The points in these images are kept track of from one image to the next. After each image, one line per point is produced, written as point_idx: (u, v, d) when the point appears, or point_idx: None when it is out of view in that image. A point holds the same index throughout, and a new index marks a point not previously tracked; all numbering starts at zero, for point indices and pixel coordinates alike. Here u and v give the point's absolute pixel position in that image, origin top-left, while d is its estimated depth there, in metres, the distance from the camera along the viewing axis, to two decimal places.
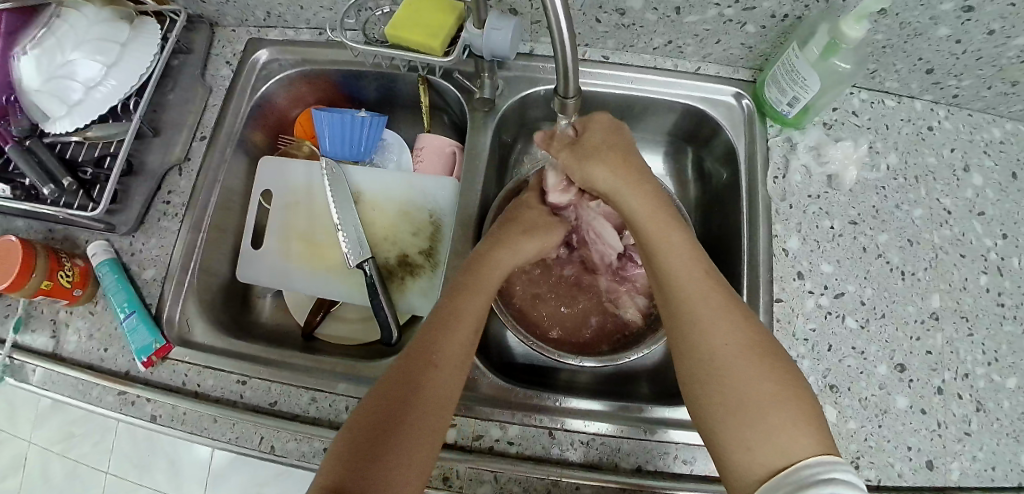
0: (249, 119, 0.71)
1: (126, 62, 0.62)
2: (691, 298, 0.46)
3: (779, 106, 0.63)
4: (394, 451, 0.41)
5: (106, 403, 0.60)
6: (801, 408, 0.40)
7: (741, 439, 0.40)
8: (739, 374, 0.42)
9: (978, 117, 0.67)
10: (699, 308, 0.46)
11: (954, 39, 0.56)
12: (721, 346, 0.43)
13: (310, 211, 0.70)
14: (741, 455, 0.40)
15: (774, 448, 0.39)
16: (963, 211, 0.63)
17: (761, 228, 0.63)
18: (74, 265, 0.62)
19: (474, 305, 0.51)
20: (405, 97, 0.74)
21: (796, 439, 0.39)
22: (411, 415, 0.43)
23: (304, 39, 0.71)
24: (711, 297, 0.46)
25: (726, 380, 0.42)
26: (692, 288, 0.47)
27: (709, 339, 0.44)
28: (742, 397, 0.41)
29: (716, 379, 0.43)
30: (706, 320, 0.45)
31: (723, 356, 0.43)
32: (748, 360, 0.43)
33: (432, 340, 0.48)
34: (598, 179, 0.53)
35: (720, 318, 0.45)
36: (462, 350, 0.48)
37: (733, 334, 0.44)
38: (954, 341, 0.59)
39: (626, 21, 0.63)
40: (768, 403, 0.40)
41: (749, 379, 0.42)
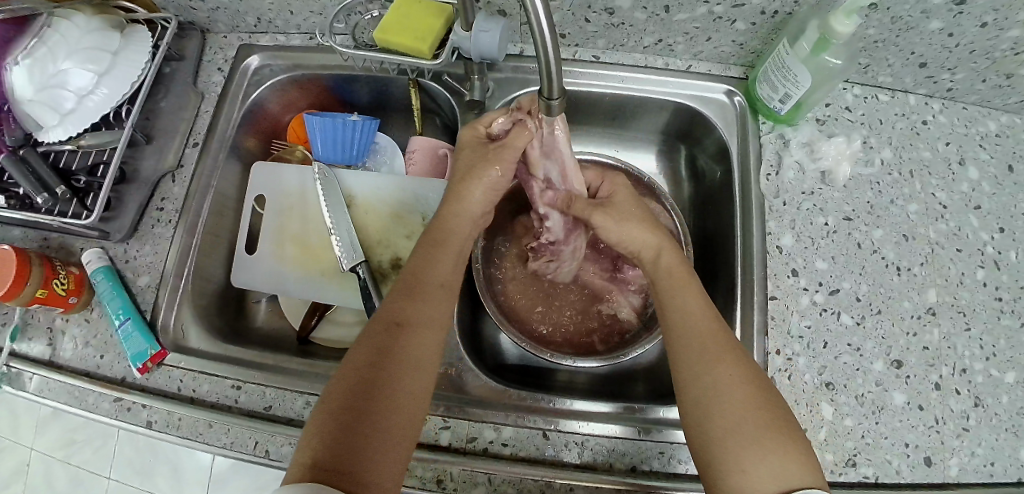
0: (242, 125, 0.71)
1: (118, 70, 0.62)
2: (696, 331, 0.47)
3: (771, 103, 0.63)
4: (377, 426, 0.41)
5: (103, 410, 0.60)
6: (792, 438, 0.41)
7: (736, 463, 0.40)
8: (737, 404, 0.42)
9: (973, 111, 0.66)
10: (703, 341, 0.46)
11: (946, 32, 0.56)
12: (723, 377, 0.44)
13: (303, 216, 0.70)
14: (734, 477, 0.40)
15: (767, 473, 0.39)
16: (960, 204, 0.63)
17: (754, 225, 0.63)
18: (69, 273, 0.62)
19: (443, 273, 0.52)
20: (397, 100, 0.74)
21: (789, 467, 0.39)
22: (391, 386, 0.43)
23: (295, 44, 0.71)
24: (716, 334, 0.46)
25: (724, 404, 0.43)
26: (699, 322, 0.47)
27: (712, 370, 0.44)
28: (739, 423, 0.41)
29: (714, 402, 0.43)
30: (710, 352, 0.45)
31: (725, 385, 0.43)
32: (748, 391, 0.43)
33: (405, 310, 0.48)
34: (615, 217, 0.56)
35: (722, 349, 0.45)
36: (434, 317, 0.49)
37: (734, 366, 0.44)
38: (952, 336, 0.59)
39: (615, 20, 0.63)
40: (763, 432, 0.41)
41: (747, 408, 0.42)
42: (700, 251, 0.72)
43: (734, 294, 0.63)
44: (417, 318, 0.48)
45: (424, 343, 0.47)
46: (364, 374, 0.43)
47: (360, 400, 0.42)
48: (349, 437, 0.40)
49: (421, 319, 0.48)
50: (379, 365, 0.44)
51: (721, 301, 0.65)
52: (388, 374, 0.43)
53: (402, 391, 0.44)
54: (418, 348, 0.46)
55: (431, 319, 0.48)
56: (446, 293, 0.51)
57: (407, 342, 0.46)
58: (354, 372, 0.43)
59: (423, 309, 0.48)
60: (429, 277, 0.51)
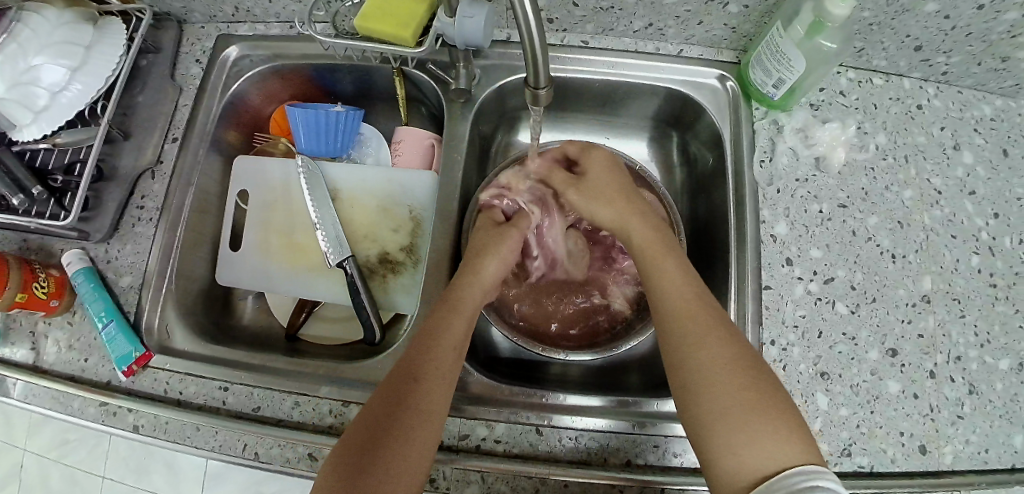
0: (222, 118, 0.69)
1: (91, 65, 0.60)
2: (679, 315, 0.47)
3: (764, 88, 0.62)
4: (394, 445, 0.42)
5: (89, 415, 0.59)
6: (784, 419, 0.40)
7: (728, 445, 0.40)
8: (721, 385, 0.42)
9: (968, 94, 0.65)
10: (685, 324, 0.46)
11: (942, 15, 0.55)
12: (706, 359, 0.43)
13: (288, 211, 0.68)
14: (728, 460, 0.40)
15: (759, 453, 0.39)
16: (954, 190, 0.62)
17: (748, 214, 0.61)
18: (49, 276, 0.61)
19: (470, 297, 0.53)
20: (382, 90, 0.71)
21: (782, 448, 0.39)
22: (409, 405, 0.44)
23: (276, 33, 0.69)
24: (700, 317, 0.46)
25: (705, 388, 0.42)
26: (681, 304, 0.47)
27: (696, 353, 0.44)
28: (725, 405, 0.41)
29: (699, 386, 0.43)
30: (694, 336, 0.45)
31: (710, 369, 0.43)
32: (733, 371, 0.43)
33: (427, 332, 0.49)
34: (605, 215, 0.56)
35: (711, 332, 0.45)
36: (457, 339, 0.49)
37: (719, 346, 0.44)
38: (946, 324, 0.58)
39: (604, 4, 0.61)
40: (753, 414, 0.40)
41: (733, 389, 0.42)
42: (694, 240, 0.71)
43: (727, 284, 0.62)
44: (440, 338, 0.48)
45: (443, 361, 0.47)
46: (386, 395, 0.45)
47: (382, 420, 0.43)
48: (370, 455, 0.41)
49: (444, 337, 0.49)
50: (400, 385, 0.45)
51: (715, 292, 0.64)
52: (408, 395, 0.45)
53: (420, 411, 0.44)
54: (437, 372, 0.47)
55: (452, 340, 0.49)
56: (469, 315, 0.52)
57: (428, 361, 0.47)
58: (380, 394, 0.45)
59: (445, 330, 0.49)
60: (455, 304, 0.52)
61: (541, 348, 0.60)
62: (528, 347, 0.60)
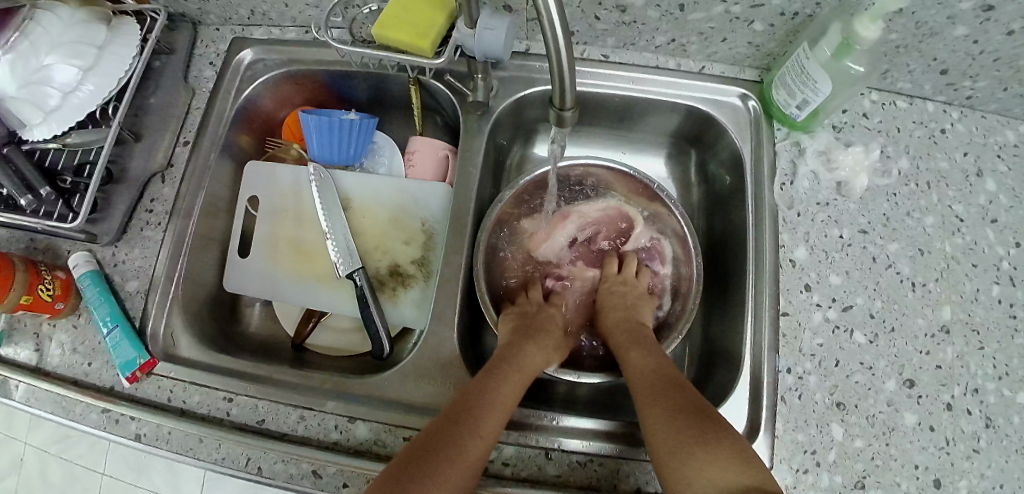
0: (234, 123, 0.68)
1: (103, 65, 0.59)
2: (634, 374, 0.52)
3: (787, 108, 0.60)
4: (438, 481, 0.40)
5: (91, 421, 0.58)
6: (727, 447, 0.42)
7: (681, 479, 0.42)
8: (662, 426, 0.45)
9: (992, 120, 0.64)
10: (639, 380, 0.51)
11: (971, 39, 0.53)
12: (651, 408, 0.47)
13: (298, 218, 0.67)
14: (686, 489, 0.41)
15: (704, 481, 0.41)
16: (976, 218, 0.61)
17: (766, 237, 0.60)
18: (55, 278, 0.60)
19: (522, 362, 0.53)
20: (397, 98, 0.71)
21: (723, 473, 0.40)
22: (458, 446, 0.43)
23: (291, 38, 0.68)
24: (652, 373, 0.51)
25: (651, 432, 0.45)
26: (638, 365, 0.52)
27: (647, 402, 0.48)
28: (663, 444, 0.44)
29: (647, 432, 0.46)
30: (644, 391, 0.49)
31: (652, 414, 0.46)
32: (674, 410, 0.46)
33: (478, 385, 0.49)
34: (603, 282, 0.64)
35: (659, 383, 0.49)
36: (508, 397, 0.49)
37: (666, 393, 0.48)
38: (965, 355, 0.57)
39: (625, 19, 0.60)
40: (693, 446, 0.42)
41: (672, 425, 0.44)
42: (708, 260, 0.69)
43: (742, 307, 0.61)
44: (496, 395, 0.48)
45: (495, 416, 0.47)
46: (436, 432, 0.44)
47: (427, 453, 0.42)
48: (409, 482, 0.40)
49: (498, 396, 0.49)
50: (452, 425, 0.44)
51: (729, 314, 0.63)
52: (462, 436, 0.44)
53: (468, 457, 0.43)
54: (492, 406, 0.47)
55: (504, 398, 0.49)
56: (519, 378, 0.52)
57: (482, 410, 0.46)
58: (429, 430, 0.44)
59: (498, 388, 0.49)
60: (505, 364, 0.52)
61: (551, 368, 0.58)
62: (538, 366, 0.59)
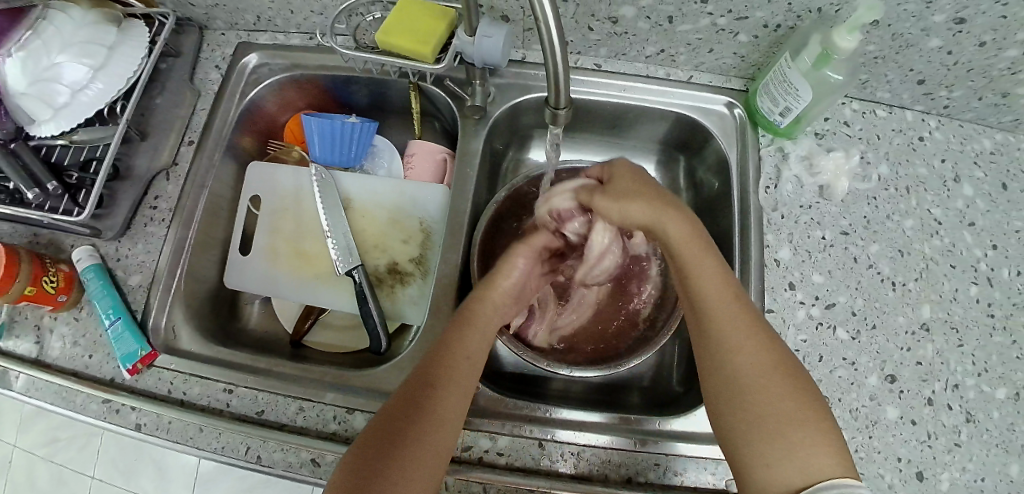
0: (239, 124, 0.71)
1: (113, 65, 0.61)
2: (714, 320, 0.48)
3: (770, 116, 0.63)
4: (402, 470, 0.42)
5: (90, 412, 0.59)
6: (827, 439, 0.41)
7: (761, 456, 0.42)
8: (758, 396, 0.43)
9: (968, 128, 0.67)
10: (728, 329, 0.47)
11: (945, 50, 0.56)
12: (746, 367, 0.45)
13: (299, 218, 0.69)
14: (760, 468, 0.41)
15: (793, 465, 0.40)
16: (954, 221, 0.63)
17: (752, 237, 0.63)
18: (58, 271, 0.61)
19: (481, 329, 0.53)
20: (397, 102, 0.73)
21: (818, 463, 0.40)
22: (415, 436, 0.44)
23: (295, 44, 0.70)
24: (743, 325, 0.47)
25: (739, 402, 0.44)
26: (718, 308, 0.48)
27: (735, 360, 0.46)
28: (748, 416, 0.43)
29: (731, 397, 0.45)
30: (721, 347, 0.46)
31: (744, 380, 0.44)
32: (767, 384, 0.44)
33: (436, 363, 0.49)
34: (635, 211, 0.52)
35: (741, 344, 0.46)
36: (466, 373, 0.49)
37: (762, 355, 0.45)
38: (944, 352, 0.59)
39: (619, 29, 0.63)
40: (792, 428, 0.42)
41: (771, 403, 0.43)
42: None
43: None
44: (450, 374, 0.48)
45: (452, 395, 0.47)
46: (391, 424, 0.44)
47: (382, 447, 0.43)
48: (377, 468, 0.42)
49: (457, 371, 0.49)
50: (402, 416, 0.45)
51: None
52: (417, 424, 0.44)
53: (427, 447, 0.44)
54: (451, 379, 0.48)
55: (459, 373, 0.49)
56: (479, 348, 0.51)
57: (439, 393, 0.47)
58: (384, 420, 0.45)
59: (452, 365, 0.49)
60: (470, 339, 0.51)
61: (545, 363, 0.60)
62: (532, 361, 0.60)
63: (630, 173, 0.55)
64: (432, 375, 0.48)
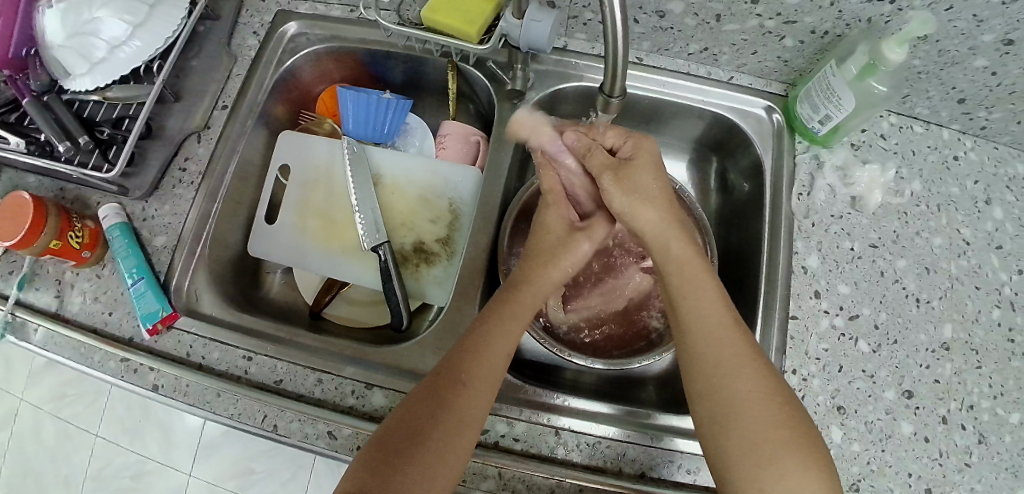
0: (273, 91, 0.70)
1: (152, 24, 0.60)
2: (707, 341, 0.48)
3: (809, 123, 0.63)
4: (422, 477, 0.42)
5: (108, 368, 0.59)
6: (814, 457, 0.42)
7: (754, 481, 0.42)
8: (753, 419, 0.44)
9: (1003, 151, 0.67)
10: (720, 351, 0.47)
11: (991, 71, 0.56)
12: (738, 391, 0.45)
13: (327, 191, 0.69)
14: (751, 492, 0.42)
15: (780, 485, 0.41)
16: (982, 242, 0.63)
17: (780, 243, 0.63)
18: (84, 227, 0.61)
19: (517, 312, 0.52)
20: (433, 82, 0.72)
21: (804, 483, 0.41)
22: (441, 428, 0.44)
23: (335, 14, 0.70)
24: (741, 347, 0.47)
25: (732, 424, 0.44)
26: (712, 329, 0.49)
27: (727, 383, 0.46)
28: (738, 441, 0.44)
29: (724, 418, 0.45)
30: (712, 364, 0.47)
31: (734, 400, 0.45)
32: (757, 406, 0.44)
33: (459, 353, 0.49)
34: (647, 215, 0.55)
35: (730, 362, 0.46)
36: (492, 361, 0.48)
37: (755, 380, 0.46)
38: (963, 372, 0.59)
39: (664, 24, 0.62)
40: (784, 456, 0.42)
41: (764, 428, 0.43)
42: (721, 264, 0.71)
43: (754, 309, 0.63)
44: (479, 357, 0.48)
45: (477, 389, 0.46)
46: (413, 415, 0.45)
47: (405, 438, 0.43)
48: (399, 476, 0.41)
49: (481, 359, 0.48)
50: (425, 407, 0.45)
51: (741, 316, 0.65)
52: (439, 413, 0.45)
53: (446, 449, 0.43)
54: (478, 379, 0.47)
55: (487, 362, 0.48)
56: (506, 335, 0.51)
57: (467, 371, 0.47)
58: (407, 414, 0.45)
59: (476, 362, 0.48)
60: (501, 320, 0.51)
61: (563, 352, 0.60)
62: (550, 350, 0.60)
63: (651, 165, 0.56)
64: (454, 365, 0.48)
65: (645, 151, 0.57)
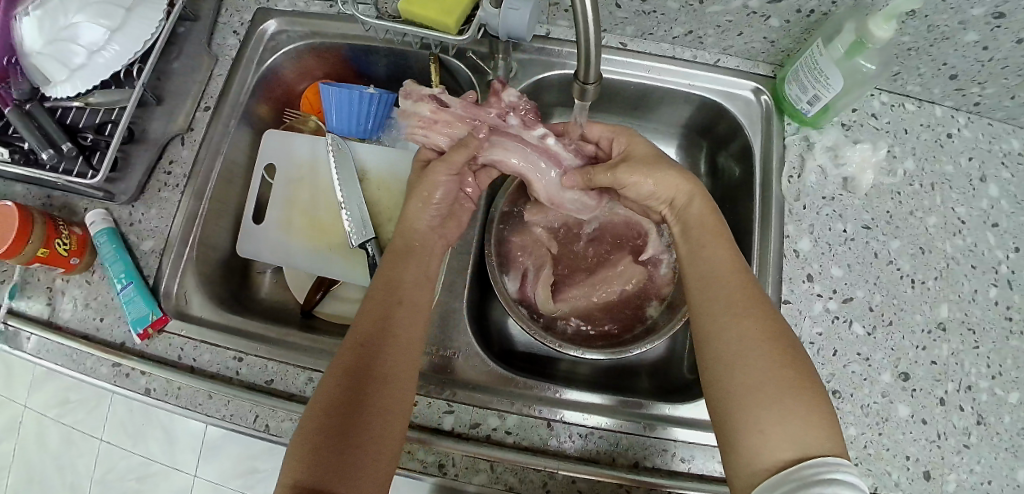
0: (256, 90, 0.70)
1: (130, 27, 0.59)
2: (720, 287, 0.48)
3: (798, 103, 0.62)
4: (361, 449, 0.43)
5: (101, 374, 0.59)
6: (820, 406, 0.41)
7: (755, 426, 0.41)
8: (756, 362, 0.43)
9: (998, 127, 0.65)
10: (731, 297, 0.47)
11: (981, 45, 0.55)
12: (743, 334, 0.45)
13: (314, 188, 0.68)
14: (752, 437, 0.41)
15: (785, 438, 0.40)
16: (978, 221, 0.62)
17: (772, 227, 0.62)
18: (71, 233, 0.61)
19: (407, 278, 0.53)
20: (417, 76, 0.72)
21: (809, 435, 0.40)
22: (371, 399, 0.45)
23: (315, 11, 0.69)
24: (731, 297, 0.47)
25: (733, 369, 0.44)
26: (727, 281, 0.48)
27: (734, 328, 0.45)
28: (740, 385, 0.43)
29: (728, 363, 0.44)
30: (719, 310, 0.47)
31: (735, 343, 0.44)
32: (758, 348, 0.44)
33: (372, 329, 0.49)
34: (666, 177, 0.54)
35: (735, 305, 0.46)
36: (405, 334, 0.50)
37: (760, 324, 0.45)
38: (960, 353, 0.58)
39: (647, 8, 0.61)
40: (787, 398, 0.41)
41: (767, 370, 0.42)
42: None
43: None
44: (392, 328, 0.49)
45: (397, 363, 0.48)
46: (343, 397, 0.45)
47: (342, 419, 0.44)
48: (342, 451, 0.43)
49: (395, 332, 0.49)
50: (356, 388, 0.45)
51: None
52: (366, 385, 0.46)
53: (378, 418, 0.45)
54: (392, 343, 0.49)
55: (400, 334, 0.49)
56: (411, 304, 0.52)
57: (386, 341, 0.48)
58: (331, 390, 0.45)
59: (389, 329, 0.49)
60: (402, 291, 0.52)
61: (555, 343, 0.59)
62: (542, 341, 0.59)
63: (646, 148, 0.57)
64: (372, 343, 0.48)
65: (638, 148, 0.57)
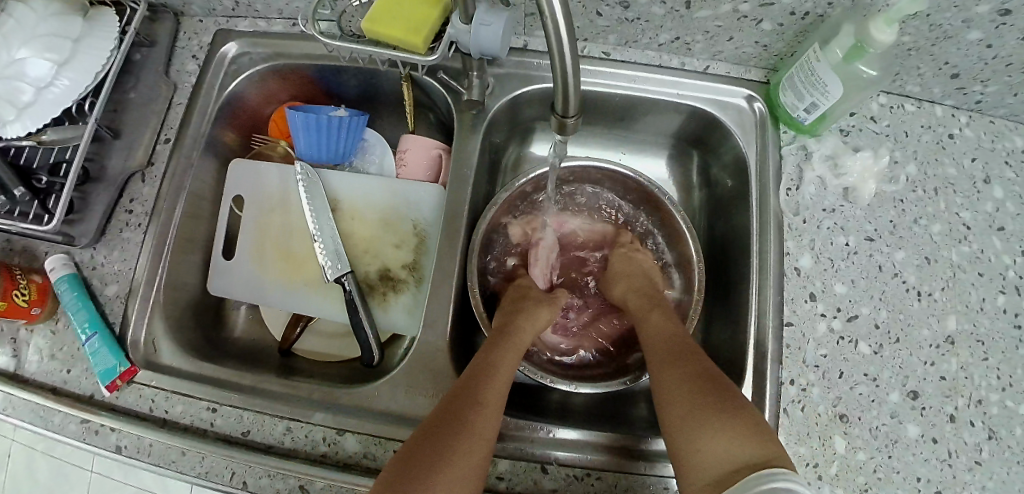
0: (219, 119, 0.66)
1: (79, 60, 0.55)
2: (653, 346, 0.53)
3: (794, 111, 0.58)
4: None
5: (70, 432, 0.56)
6: (754, 421, 0.42)
7: (692, 449, 0.42)
8: (681, 393, 0.46)
9: (1001, 125, 0.62)
10: (661, 351, 0.51)
11: (986, 44, 0.51)
12: (671, 375, 0.48)
13: (285, 219, 0.65)
14: (693, 458, 0.42)
15: (717, 452, 0.41)
16: (983, 225, 0.59)
17: (770, 243, 0.58)
18: (31, 282, 0.58)
19: (506, 354, 0.51)
20: (390, 95, 0.68)
21: (741, 446, 0.40)
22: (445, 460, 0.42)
23: (277, 30, 0.65)
24: (673, 346, 0.51)
25: (668, 406, 0.46)
26: (661, 337, 0.53)
27: (664, 373, 0.49)
28: (676, 415, 0.45)
29: (665, 400, 0.47)
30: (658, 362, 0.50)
31: (669, 381, 0.47)
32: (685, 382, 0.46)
33: (461, 393, 0.47)
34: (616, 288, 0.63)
35: (668, 351, 0.50)
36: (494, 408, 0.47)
37: (690, 365, 0.48)
38: (969, 366, 0.55)
39: (629, 15, 0.57)
40: (714, 416, 0.43)
41: (693, 397, 0.45)
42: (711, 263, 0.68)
43: (745, 314, 0.59)
44: (486, 399, 0.46)
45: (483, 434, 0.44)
46: (415, 450, 0.42)
47: (412, 472, 0.41)
48: None
49: (488, 402, 0.46)
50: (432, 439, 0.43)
51: (731, 320, 0.62)
52: (446, 445, 0.42)
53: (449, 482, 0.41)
54: (484, 413, 0.45)
55: (493, 407, 0.46)
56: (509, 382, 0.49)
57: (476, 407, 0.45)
58: (411, 448, 0.43)
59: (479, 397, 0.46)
60: (501, 366, 0.50)
61: (544, 377, 0.56)
62: (531, 375, 0.57)
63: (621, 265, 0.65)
64: (461, 407, 0.45)
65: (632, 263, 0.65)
